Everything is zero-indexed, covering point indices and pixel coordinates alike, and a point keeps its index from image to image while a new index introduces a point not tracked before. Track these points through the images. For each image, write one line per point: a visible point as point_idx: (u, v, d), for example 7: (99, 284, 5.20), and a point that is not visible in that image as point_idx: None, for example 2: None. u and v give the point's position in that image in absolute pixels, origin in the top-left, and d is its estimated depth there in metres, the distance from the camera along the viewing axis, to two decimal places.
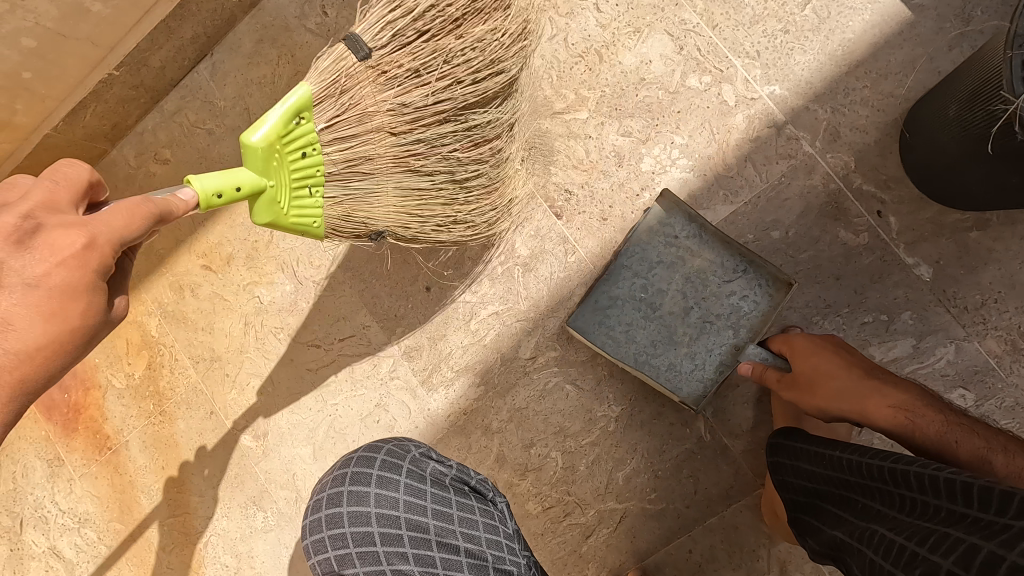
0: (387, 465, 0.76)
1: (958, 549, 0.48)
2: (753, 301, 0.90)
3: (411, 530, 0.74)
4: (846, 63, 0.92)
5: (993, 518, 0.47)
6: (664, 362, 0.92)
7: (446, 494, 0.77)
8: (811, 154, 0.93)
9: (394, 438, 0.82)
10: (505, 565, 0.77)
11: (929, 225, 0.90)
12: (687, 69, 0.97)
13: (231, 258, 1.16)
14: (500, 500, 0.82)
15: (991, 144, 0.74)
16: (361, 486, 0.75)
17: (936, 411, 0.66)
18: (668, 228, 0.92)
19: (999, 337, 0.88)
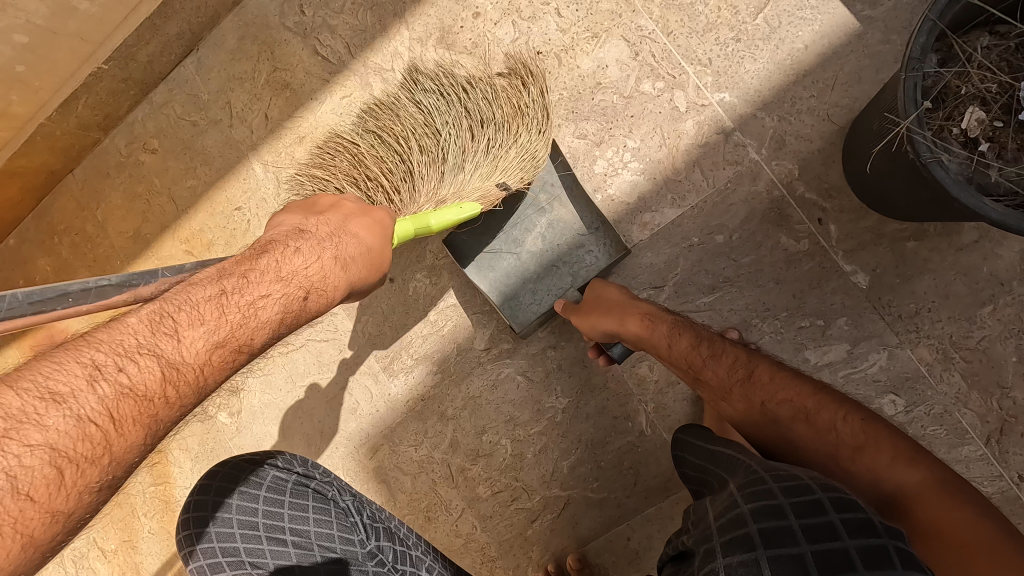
0: (222, 477, 0.86)
1: (709, 536, 0.63)
2: (595, 256, 1.00)
3: (243, 529, 0.84)
4: (794, 73, 0.94)
5: (735, 510, 0.62)
6: (510, 288, 1.03)
7: (279, 496, 0.85)
8: (757, 161, 0.96)
9: (242, 452, 0.91)
10: (336, 552, 0.84)
11: (868, 234, 0.92)
12: (641, 75, 1.00)
13: (212, 245, 1.23)
14: (346, 497, 0.88)
15: (873, 161, 0.82)
16: (206, 495, 0.86)
17: (672, 324, 0.85)
18: (548, 175, 1.01)
19: (931, 345, 0.90)
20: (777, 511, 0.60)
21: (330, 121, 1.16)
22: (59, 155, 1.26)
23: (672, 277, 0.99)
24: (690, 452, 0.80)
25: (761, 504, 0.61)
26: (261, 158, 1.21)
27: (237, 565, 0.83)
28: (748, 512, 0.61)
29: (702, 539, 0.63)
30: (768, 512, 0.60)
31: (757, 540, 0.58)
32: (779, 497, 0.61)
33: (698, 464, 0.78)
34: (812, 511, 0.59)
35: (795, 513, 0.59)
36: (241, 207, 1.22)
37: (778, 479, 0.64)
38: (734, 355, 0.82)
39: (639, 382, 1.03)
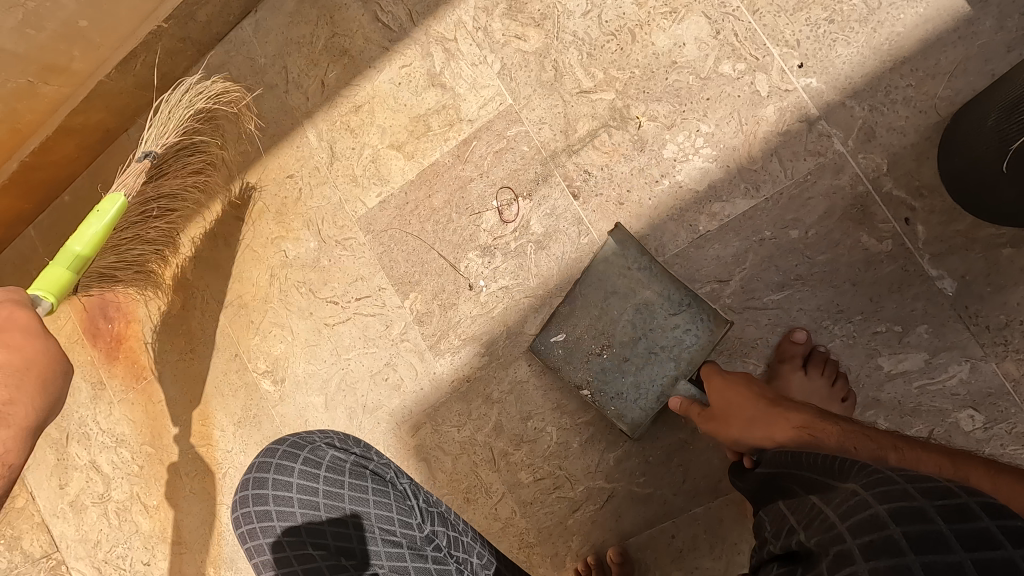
0: (284, 455, 0.84)
1: (835, 541, 0.54)
2: (694, 334, 0.94)
3: (303, 508, 0.81)
4: (891, 59, 0.87)
5: (867, 511, 0.53)
6: (613, 391, 0.99)
7: (341, 477, 0.84)
8: (842, 153, 0.90)
9: (299, 431, 0.89)
10: (394, 536, 0.82)
11: (960, 238, 0.86)
12: (721, 55, 0.94)
13: (263, 212, 1.23)
14: (402, 481, 0.87)
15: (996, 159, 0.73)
16: (264, 473, 0.84)
17: (834, 424, 0.73)
18: (623, 259, 0.97)
19: (1019, 360, 0.84)
20: (922, 512, 0.50)
21: (387, 90, 1.13)
22: (115, 113, 1.26)
23: (740, 271, 0.94)
24: (768, 461, 0.71)
25: (899, 506, 0.51)
26: (315, 126, 1.18)
27: (297, 548, 0.80)
28: (886, 513, 0.51)
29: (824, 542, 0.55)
30: (910, 515, 0.50)
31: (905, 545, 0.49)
32: (920, 499, 0.51)
33: (779, 465, 0.69)
34: (960, 512, 0.49)
35: (943, 513, 0.49)
36: (293, 175, 1.20)
37: (911, 479, 0.54)
38: (935, 459, 0.66)
39: None
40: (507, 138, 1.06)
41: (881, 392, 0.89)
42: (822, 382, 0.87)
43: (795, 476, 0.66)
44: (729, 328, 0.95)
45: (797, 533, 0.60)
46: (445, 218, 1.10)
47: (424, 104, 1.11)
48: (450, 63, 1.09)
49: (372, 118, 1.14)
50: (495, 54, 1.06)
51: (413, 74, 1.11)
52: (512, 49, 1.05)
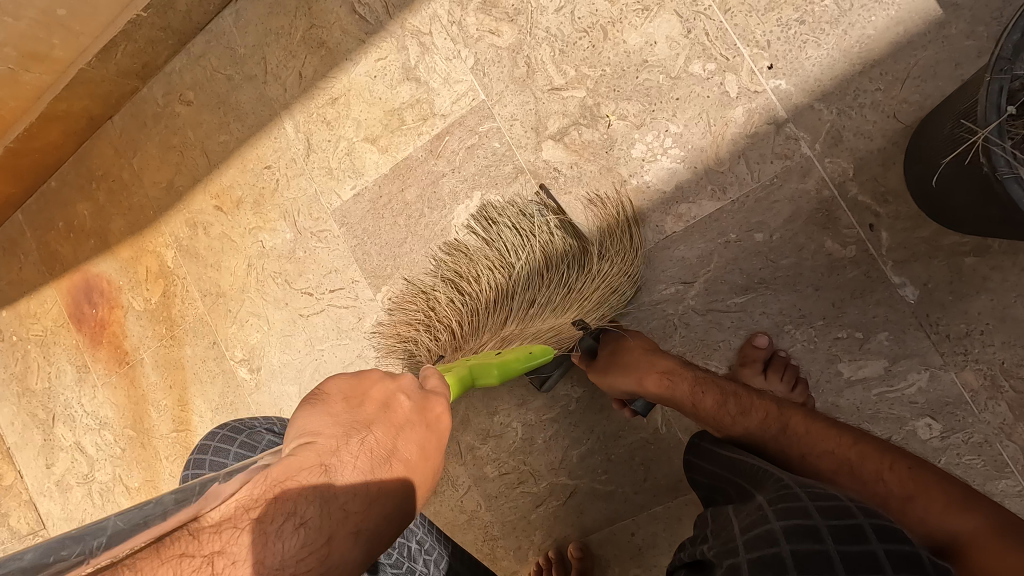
0: (222, 437, 0.85)
1: (732, 551, 0.57)
2: (602, 293, 0.97)
3: None
4: (861, 62, 0.86)
5: (765, 525, 0.56)
6: (524, 343, 1.02)
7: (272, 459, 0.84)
8: (809, 157, 0.89)
9: (238, 418, 0.89)
10: None
11: (923, 245, 0.85)
12: (691, 55, 0.94)
13: (241, 202, 1.24)
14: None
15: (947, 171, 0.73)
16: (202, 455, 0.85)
17: (689, 375, 0.81)
18: (543, 220, 1.01)
19: (978, 370, 0.84)
20: (813, 530, 0.53)
21: (363, 83, 1.13)
22: (98, 101, 1.27)
23: (704, 273, 0.94)
24: (703, 459, 0.75)
25: (795, 522, 0.55)
26: (293, 118, 1.19)
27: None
28: (780, 530, 0.55)
29: (722, 547, 0.58)
30: (803, 533, 0.53)
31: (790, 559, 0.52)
32: (815, 517, 0.54)
33: (710, 470, 0.73)
34: (850, 534, 0.52)
35: (833, 535, 0.53)
36: (270, 166, 1.21)
37: (814, 499, 0.57)
38: (765, 409, 0.75)
39: None
40: (479, 134, 1.06)
41: (840, 397, 0.89)
42: (781, 387, 0.87)
43: (728, 482, 0.69)
44: (692, 329, 0.96)
45: (704, 541, 0.62)
46: (417, 212, 1.11)
47: (398, 98, 1.11)
48: (425, 57, 1.09)
49: (348, 111, 1.15)
50: (469, 49, 1.06)
51: (389, 68, 1.11)
52: (485, 44, 1.05)
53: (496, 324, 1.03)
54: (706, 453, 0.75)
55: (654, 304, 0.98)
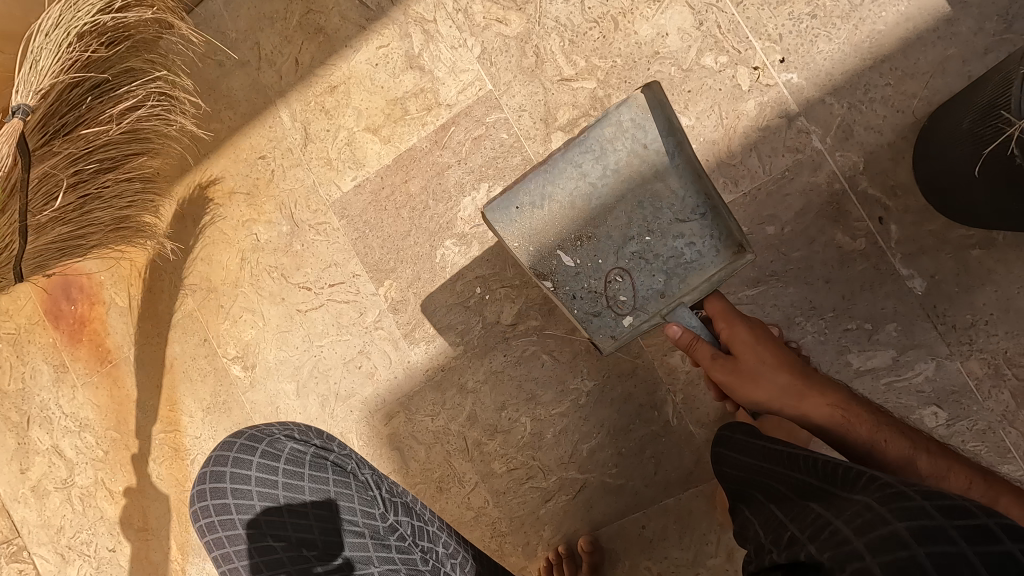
0: (240, 448, 0.82)
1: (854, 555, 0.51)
2: (698, 250, 0.83)
3: (263, 501, 0.81)
4: (872, 57, 0.87)
5: (886, 528, 0.51)
6: (583, 290, 0.87)
7: (300, 469, 0.83)
8: (820, 150, 0.90)
9: (254, 424, 0.86)
10: (358, 526, 0.83)
11: (931, 238, 0.86)
12: (703, 47, 0.93)
13: (233, 193, 1.19)
14: (359, 470, 0.86)
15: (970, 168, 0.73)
16: (220, 467, 0.82)
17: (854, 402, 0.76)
18: (638, 132, 0.81)
19: (983, 359, 0.86)
20: (940, 531, 0.48)
21: (364, 71, 1.10)
22: None
23: None
24: (742, 452, 0.73)
25: (919, 525, 0.49)
26: (288, 107, 1.14)
27: (259, 537, 0.80)
28: (905, 531, 0.49)
29: (841, 552, 0.52)
30: (935, 538, 0.48)
31: (929, 563, 0.47)
32: (939, 518, 0.49)
33: (757, 465, 0.70)
34: (976, 531, 0.48)
35: (960, 534, 0.48)
36: (265, 156, 1.17)
37: (923, 494, 0.52)
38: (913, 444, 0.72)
39: (669, 371, 0.99)
40: (486, 124, 1.04)
41: (850, 387, 0.91)
42: None
43: (789, 480, 0.65)
44: None
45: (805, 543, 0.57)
46: (422, 204, 1.08)
47: (401, 87, 1.08)
48: (428, 45, 1.06)
49: (348, 100, 1.11)
50: (475, 37, 1.03)
51: (391, 55, 1.08)
52: (493, 33, 1.03)
53: (552, 262, 0.86)
54: (738, 445, 0.75)
55: None
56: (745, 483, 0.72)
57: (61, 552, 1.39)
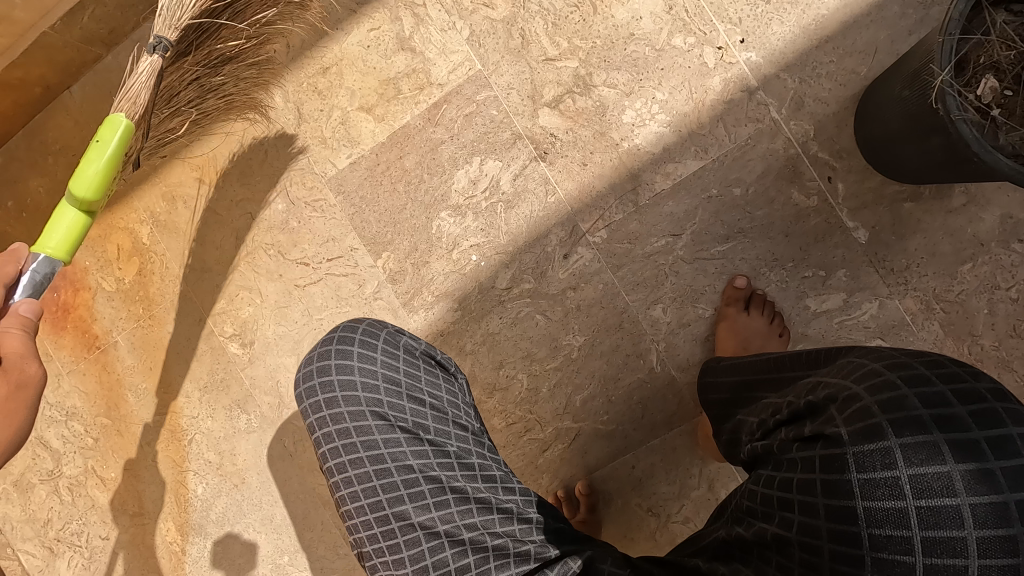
0: (366, 333, 0.84)
1: (844, 394, 0.57)
2: None
3: (387, 383, 0.81)
4: (817, 38, 1.00)
5: (870, 371, 0.58)
6: None
7: (416, 362, 0.85)
8: (777, 120, 1.02)
9: (373, 317, 0.89)
10: (463, 420, 0.83)
11: (871, 194, 1.00)
12: (674, 29, 1.04)
13: (226, 173, 1.21)
14: (461, 375, 0.89)
15: (903, 124, 0.86)
16: (346, 345, 0.83)
17: None
18: None
19: (916, 297, 1.00)
20: (905, 362, 0.57)
21: (356, 53, 1.15)
22: (58, 69, 1.20)
23: (690, 226, 1.06)
24: (730, 373, 0.83)
25: (903, 370, 0.56)
26: (280, 87, 1.18)
27: (381, 421, 0.79)
28: (880, 365, 0.57)
29: (835, 391, 0.58)
30: (918, 379, 0.55)
31: (901, 382, 0.55)
32: (919, 366, 0.56)
33: (746, 379, 0.80)
34: (938, 362, 0.57)
35: (923, 363, 0.57)
36: (258, 135, 1.20)
37: (893, 348, 0.61)
38: None
39: (652, 323, 1.09)
40: (476, 102, 1.11)
41: (808, 327, 1.04)
42: (762, 321, 1.01)
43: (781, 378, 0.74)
44: (681, 276, 1.07)
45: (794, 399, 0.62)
46: (417, 178, 1.14)
47: (393, 68, 1.14)
48: (419, 28, 1.13)
49: (341, 81, 1.16)
50: (463, 20, 1.11)
51: (383, 38, 1.14)
52: (480, 17, 1.10)
53: None
54: (722, 371, 0.86)
55: (647, 256, 1.08)
56: (732, 400, 0.81)
57: (49, 545, 1.34)
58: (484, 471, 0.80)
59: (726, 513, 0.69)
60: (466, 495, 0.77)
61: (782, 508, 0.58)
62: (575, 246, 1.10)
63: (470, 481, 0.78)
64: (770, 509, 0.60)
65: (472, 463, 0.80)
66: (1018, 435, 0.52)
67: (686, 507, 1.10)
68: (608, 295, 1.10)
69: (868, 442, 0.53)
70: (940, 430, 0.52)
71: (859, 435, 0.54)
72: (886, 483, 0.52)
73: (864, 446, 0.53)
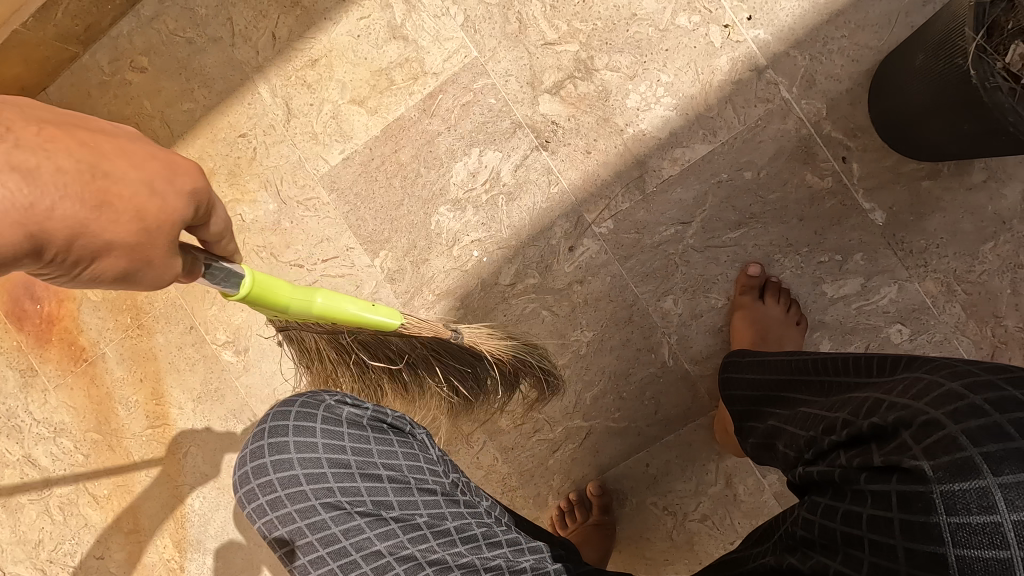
0: (300, 417, 0.82)
1: (923, 420, 0.51)
2: None
3: (334, 468, 0.80)
4: (828, 12, 0.96)
5: (946, 392, 0.52)
6: None
7: (363, 433, 0.83)
8: (787, 100, 0.98)
9: (309, 390, 0.87)
10: (428, 484, 0.82)
11: (887, 173, 0.97)
12: (677, 8, 1.00)
13: (213, 174, 1.16)
14: (417, 431, 0.87)
15: (924, 96, 0.82)
16: (280, 438, 0.82)
17: None
18: None
19: (937, 279, 0.97)
20: (992, 380, 0.51)
21: (346, 43, 1.10)
22: (33, 69, 1.15)
23: (700, 213, 1.02)
24: (761, 371, 0.80)
25: (990, 393, 0.50)
26: (267, 81, 1.13)
27: (334, 508, 0.79)
28: (960, 386, 0.52)
29: (911, 414, 0.52)
30: (1010, 403, 0.49)
31: (990, 407, 0.49)
32: (1008, 387, 0.51)
33: (779, 380, 0.76)
34: None
35: (1010, 382, 0.51)
36: (246, 133, 1.15)
37: (968, 363, 0.55)
38: None
39: (664, 316, 1.05)
40: (472, 90, 1.07)
41: (825, 314, 1.00)
42: (778, 309, 0.98)
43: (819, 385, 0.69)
44: (692, 266, 1.03)
45: (856, 418, 0.56)
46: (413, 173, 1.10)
47: (385, 57, 1.09)
48: (411, 15, 1.08)
49: (331, 73, 1.11)
50: (457, 5, 1.06)
51: (373, 27, 1.09)
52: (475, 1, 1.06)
53: None
54: (750, 365, 0.82)
55: (656, 246, 1.04)
56: (761, 399, 0.78)
57: (41, 567, 1.29)
58: (463, 532, 0.80)
59: (775, 537, 0.64)
60: (448, 564, 0.78)
61: (847, 545, 0.54)
62: (581, 238, 1.06)
63: (449, 547, 0.79)
64: (832, 544, 0.55)
65: (448, 529, 0.80)
66: None
67: (703, 504, 1.07)
68: (617, 287, 1.06)
69: (958, 479, 0.47)
70: None
71: (950, 471, 0.48)
72: (983, 530, 0.47)
73: (954, 485, 0.48)
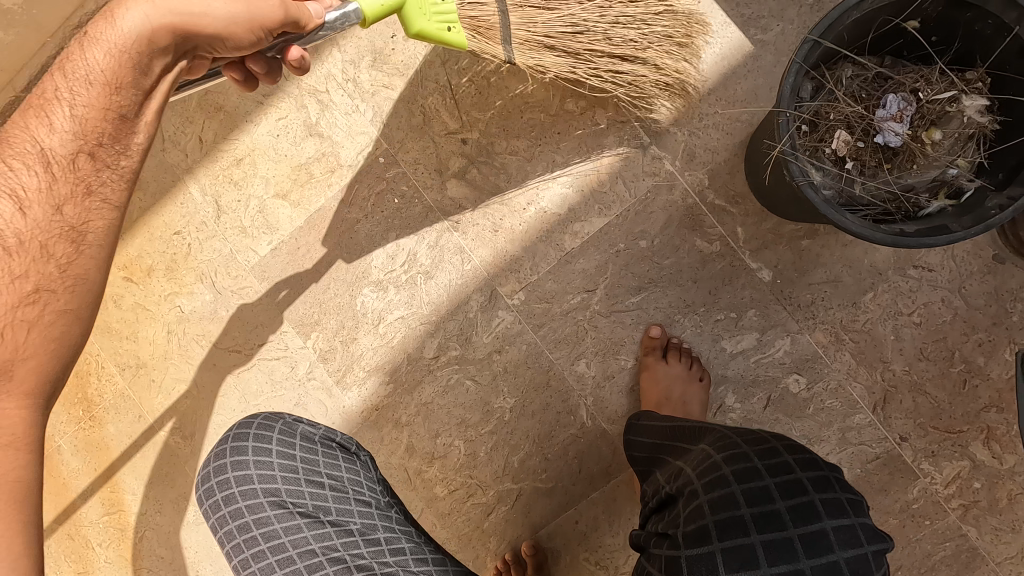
0: (259, 427, 0.87)
1: (693, 490, 0.71)
2: None
3: (283, 471, 0.84)
4: (700, 91, 1.04)
5: (716, 468, 0.71)
6: None
7: (313, 446, 0.87)
8: (672, 172, 1.06)
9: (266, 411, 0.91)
10: (364, 496, 0.86)
11: (770, 235, 1.03)
12: (565, 94, 1.08)
13: (152, 270, 1.23)
14: (362, 452, 0.91)
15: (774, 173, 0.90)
16: (241, 441, 0.86)
17: None
18: None
19: (826, 329, 1.03)
20: (745, 455, 0.71)
21: (266, 142, 1.18)
22: None
23: (603, 280, 1.08)
24: (644, 434, 0.90)
25: (739, 467, 0.70)
26: (197, 182, 1.21)
27: (277, 506, 0.83)
28: (719, 459, 0.72)
29: (685, 487, 0.73)
30: (749, 473, 0.69)
31: (732, 478, 0.69)
32: (754, 459, 0.70)
33: (655, 445, 0.87)
34: (773, 452, 0.71)
35: (759, 456, 0.71)
36: (180, 231, 1.22)
37: (739, 436, 0.75)
38: None
39: (578, 379, 1.10)
40: (385, 179, 1.14)
41: (727, 369, 1.06)
42: (680, 367, 1.03)
43: (666, 449, 0.85)
44: (600, 330, 1.10)
45: (664, 487, 0.77)
46: (337, 259, 1.17)
47: (303, 153, 1.17)
48: (324, 113, 1.16)
49: (254, 170, 1.19)
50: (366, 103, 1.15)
51: (290, 125, 1.17)
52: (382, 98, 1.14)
53: None
54: (643, 428, 0.91)
55: (566, 313, 1.10)
56: (648, 460, 0.87)
57: None
58: (392, 544, 0.83)
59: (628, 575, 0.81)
60: (372, 571, 0.81)
61: None
62: (496, 310, 1.12)
63: (376, 556, 0.82)
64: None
65: (378, 538, 0.83)
66: (821, 504, 0.66)
67: (632, 556, 1.11)
68: (533, 355, 1.11)
69: (696, 546, 0.66)
70: (758, 532, 0.65)
71: (691, 536, 0.67)
72: None
73: (694, 550, 0.66)
